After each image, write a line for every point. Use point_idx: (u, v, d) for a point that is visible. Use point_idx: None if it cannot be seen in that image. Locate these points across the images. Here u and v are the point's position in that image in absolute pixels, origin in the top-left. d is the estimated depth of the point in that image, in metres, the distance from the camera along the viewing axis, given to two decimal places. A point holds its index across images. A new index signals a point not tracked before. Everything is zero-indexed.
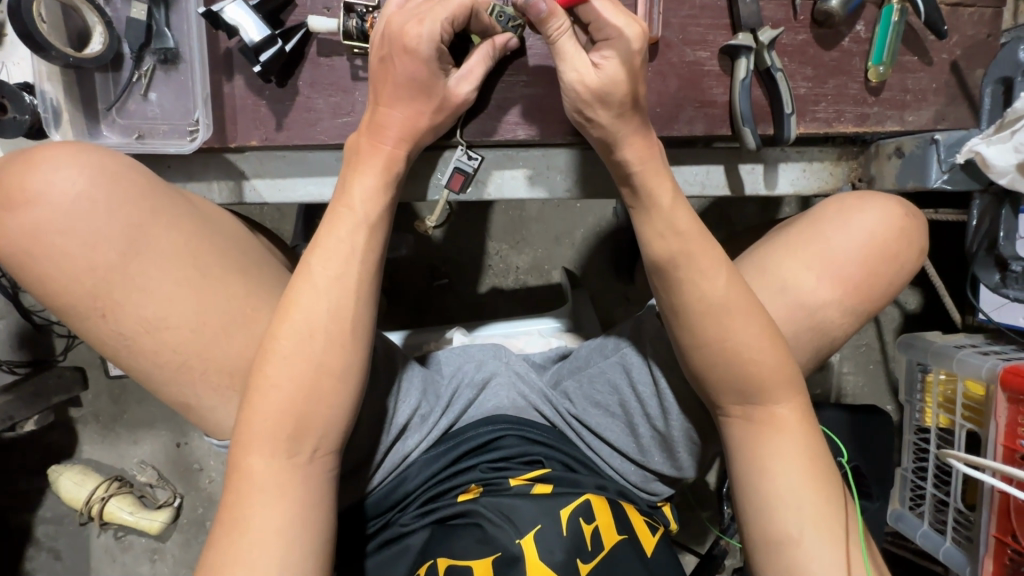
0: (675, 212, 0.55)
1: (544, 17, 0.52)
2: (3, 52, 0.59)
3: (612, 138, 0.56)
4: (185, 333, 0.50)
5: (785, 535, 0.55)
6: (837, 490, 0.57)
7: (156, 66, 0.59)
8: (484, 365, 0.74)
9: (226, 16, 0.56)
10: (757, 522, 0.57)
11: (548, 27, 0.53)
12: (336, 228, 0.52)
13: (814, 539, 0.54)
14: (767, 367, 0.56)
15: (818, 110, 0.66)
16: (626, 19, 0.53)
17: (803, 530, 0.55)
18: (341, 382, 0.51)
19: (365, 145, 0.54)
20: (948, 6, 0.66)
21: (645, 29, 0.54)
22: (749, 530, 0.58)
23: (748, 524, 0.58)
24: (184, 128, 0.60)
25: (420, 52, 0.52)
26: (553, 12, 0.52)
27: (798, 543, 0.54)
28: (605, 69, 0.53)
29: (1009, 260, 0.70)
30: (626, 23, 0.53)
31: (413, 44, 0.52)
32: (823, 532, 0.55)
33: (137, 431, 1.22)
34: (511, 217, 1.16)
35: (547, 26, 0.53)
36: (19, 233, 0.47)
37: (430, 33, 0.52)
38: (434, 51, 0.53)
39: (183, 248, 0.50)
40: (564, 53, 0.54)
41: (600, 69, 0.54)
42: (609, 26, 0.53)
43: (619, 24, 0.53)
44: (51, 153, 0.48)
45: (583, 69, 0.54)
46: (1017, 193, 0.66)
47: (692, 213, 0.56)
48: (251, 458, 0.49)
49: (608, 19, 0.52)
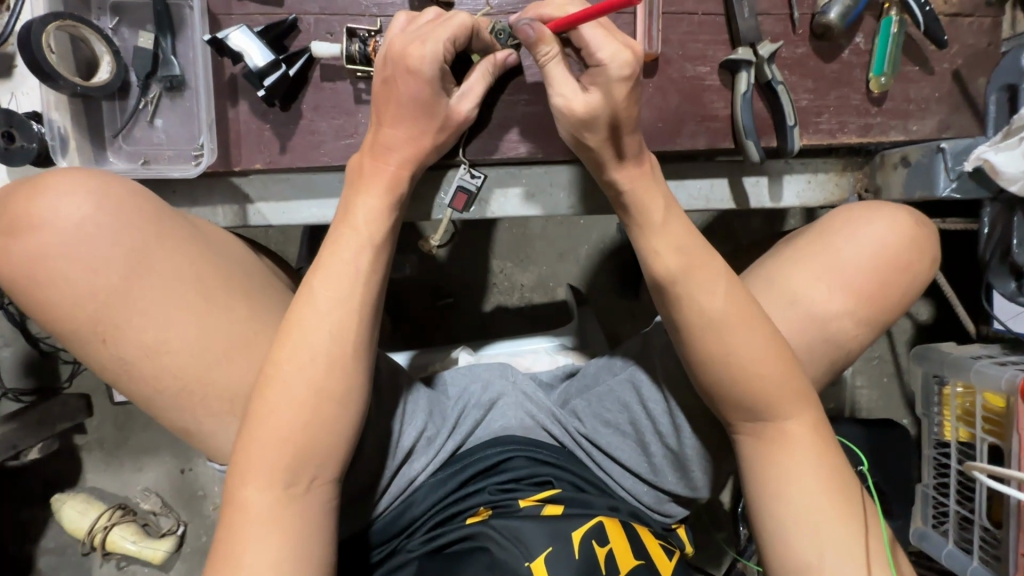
0: (667, 229, 0.55)
1: (534, 42, 0.54)
2: (12, 83, 0.58)
3: (596, 162, 0.56)
4: (184, 357, 0.49)
5: (805, 558, 0.53)
6: (858, 510, 0.55)
7: (162, 93, 0.60)
8: (491, 385, 0.73)
9: (232, 43, 0.56)
10: (774, 545, 0.55)
11: (537, 52, 0.55)
12: (339, 249, 0.51)
13: (835, 560, 0.52)
14: (778, 382, 0.54)
15: (821, 122, 0.66)
16: (618, 45, 0.52)
17: (825, 552, 0.53)
18: (341, 406, 0.50)
19: (367, 166, 0.54)
20: (947, 16, 0.66)
21: (637, 56, 0.53)
22: (767, 553, 0.56)
23: (765, 547, 0.56)
24: (190, 153, 0.61)
25: (424, 72, 0.52)
26: (542, 38, 0.54)
27: (817, 566, 0.53)
28: (591, 94, 0.54)
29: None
30: (616, 51, 0.52)
31: (416, 65, 0.52)
32: (844, 553, 0.53)
33: (140, 458, 1.21)
34: (515, 237, 1.16)
35: (536, 51, 0.55)
36: (22, 258, 0.46)
37: (432, 54, 0.52)
38: (436, 72, 0.53)
39: (184, 271, 0.49)
40: (554, 78, 0.55)
41: (586, 95, 0.54)
42: (598, 54, 0.53)
43: (609, 52, 0.52)
44: (57, 179, 0.48)
45: (570, 94, 0.55)
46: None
47: (690, 229, 0.55)
48: (247, 489, 0.48)
49: (598, 48, 0.53)
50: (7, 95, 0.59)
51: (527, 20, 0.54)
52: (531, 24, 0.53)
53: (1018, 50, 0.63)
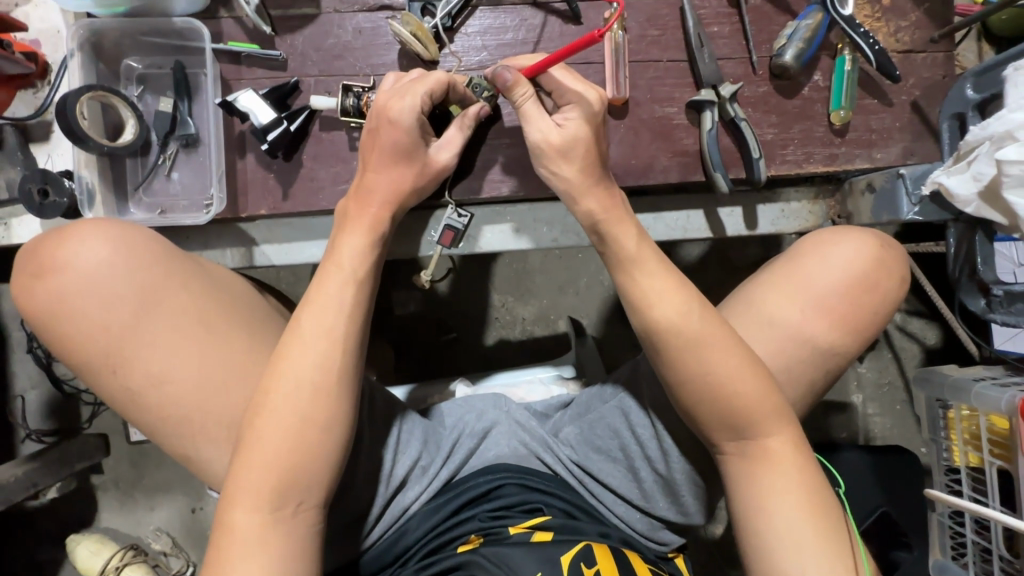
0: (641, 254, 0.58)
1: (510, 85, 0.59)
2: (49, 145, 0.65)
3: (573, 192, 0.60)
4: (186, 386, 0.53)
5: None
6: (841, 529, 0.55)
7: (179, 150, 0.67)
8: (485, 415, 0.74)
9: (240, 105, 0.63)
10: (759, 566, 0.55)
11: (515, 94, 0.59)
12: (326, 285, 0.56)
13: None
14: (752, 402, 0.56)
15: (787, 154, 0.70)
16: (586, 84, 0.60)
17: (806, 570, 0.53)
18: (326, 432, 0.53)
19: (353, 209, 0.59)
20: (900, 53, 0.70)
21: (603, 94, 0.61)
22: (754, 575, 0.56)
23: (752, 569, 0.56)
24: (201, 202, 0.67)
25: (402, 123, 0.58)
26: (518, 81, 0.59)
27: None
28: (568, 127, 0.59)
29: (991, 285, 0.63)
30: (585, 88, 0.60)
31: (396, 117, 0.58)
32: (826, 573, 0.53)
33: (154, 497, 1.24)
34: (514, 271, 1.20)
35: (514, 93, 0.59)
36: (47, 296, 0.52)
37: (411, 106, 0.58)
38: (414, 121, 0.59)
39: (189, 307, 0.54)
40: (530, 115, 0.60)
41: (562, 128, 0.59)
42: (570, 91, 0.60)
43: (579, 89, 0.60)
44: (81, 227, 0.53)
45: (547, 128, 0.60)
46: (988, 220, 0.62)
47: (658, 260, 0.58)
48: (235, 513, 0.51)
49: (569, 86, 0.60)
50: (44, 156, 0.65)
51: (503, 67, 0.59)
52: (506, 70, 0.58)
53: (964, 82, 0.67)
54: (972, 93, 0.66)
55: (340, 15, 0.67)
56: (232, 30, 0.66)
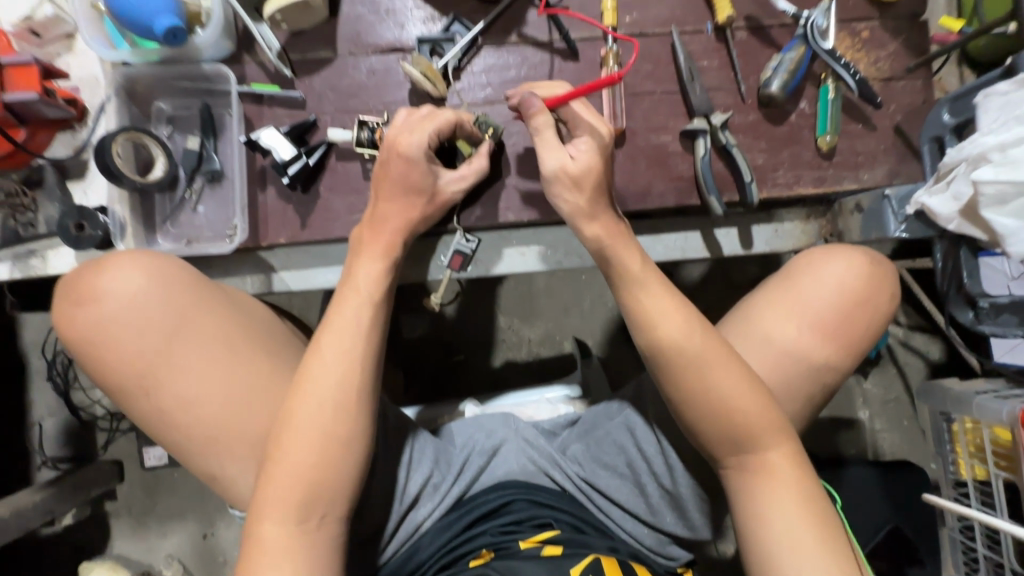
0: (649, 274, 0.61)
1: (535, 111, 0.63)
2: (84, 182, 0.69)
3: (572, 216, 0.63)
4: (214, 407, 0.56)
5: None
6: (842, 536, 0.57)
7: (204, 184, 0.71)
8: (494, 433, 0.76)
9: (263, 142, 0.67)
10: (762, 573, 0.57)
11: (537, 121, 0.63)
12: (343, 309, 0.59)
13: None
14: (752, 414, 0.58)
15: (777, 177, 0.73)
16: (598, 120, 0.64)
17: None
18: (346, 448, 0.56)
19: (367, 237, 0.63)
20: (880, 81, 0.75)
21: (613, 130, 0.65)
22: None
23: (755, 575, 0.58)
24: (224, 233, 0.71)
25: (411, 156, 0.62)
26: (542, 109, 0.63)
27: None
28: (581, 159, 0.62)
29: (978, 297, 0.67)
30: (598, 124, 0.64)
31: (406, 150, 0.62)
32: None
33: (166, 523, 1.25)
34: (519, 293, 1.24)
35: (535, 120, 0.63)
36: (85, 323, 0.55)
37: (419, 142, 0.62)
38: (424, 155, 0.63)
39: (217, 331, 0.57)
40: (546, 143, 0.63)
41: (576, 159, 0.63)
42: (585, 125, 0.64)
43: (593, 124, 0.64)
44: (116, 258, 0.57)
45: (560, 158, 0.63)
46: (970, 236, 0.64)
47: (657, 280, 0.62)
48: (263, 525, 0.54)
49: (584, 120, 0.64)
50: (80, 192, 0.69)
51: (530, 94, 0.63)
52: (534, 97, 0.63)
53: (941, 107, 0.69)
54: (949, 118, 0.69)
55: (354, 57, 0.72)
56: (255, 74, 0.71)
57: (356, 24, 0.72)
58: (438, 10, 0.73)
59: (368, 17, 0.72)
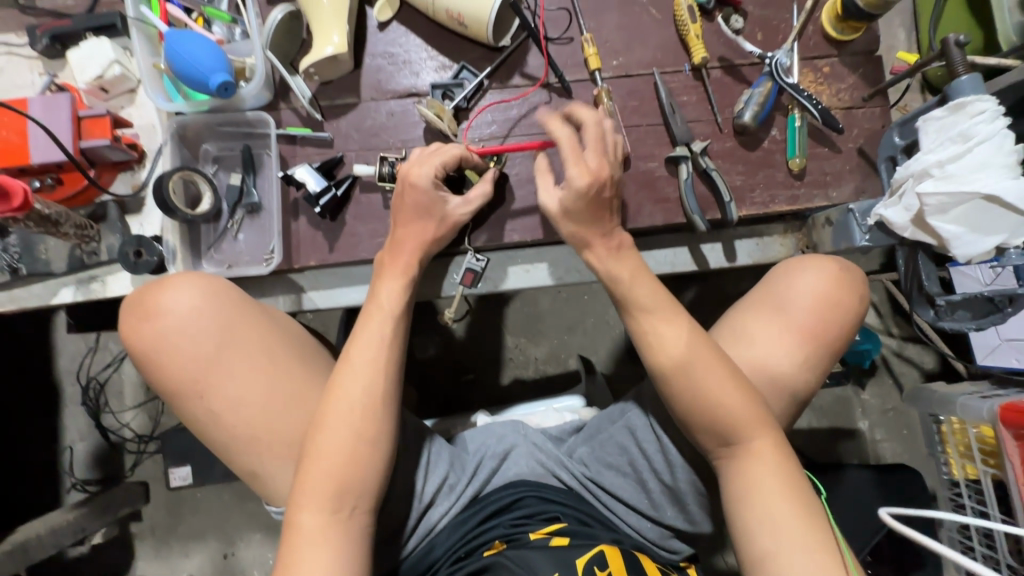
0: (631, 291, 0.69)
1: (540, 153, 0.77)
2: (141, 216, 0.79)
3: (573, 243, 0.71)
4: (258, 409, 0.64)
5: (766, 551, 0.61)
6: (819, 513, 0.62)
7: (245, 215, 0.80)
8: (504, 438, 0.82)
9: (297, 176, 0.77)
10: (745, 548, 0.63)
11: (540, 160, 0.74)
12: (370, 322, 0.67)
13: (795, 561, 0.59)
14: (735, 407, 0.64)
15: (755, 197, 0.82)
16: (576, 170, 0.68)
17: (781, 546, 0.60)
18: (375, 446, 0.63)
19: (388, 259, 0.71)
20: (842, 110, 0.84)
21: (594, 174, 0.68)
22: (742, 557, 0.63)
23: (740, 551, 0.63)
24: (262, 256, 0.79)
25: (421, 185, 0.71)
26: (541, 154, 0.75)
27: (779, 568, 0.59)
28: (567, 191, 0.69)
29: (934, 296, 0.72)
30: (576, 172, 0.68)
31: (416, 181, 0.71)
32: (805, 552, 0.59)
33: (188, 544, 1.30)
34: (526, 314, 1.31)
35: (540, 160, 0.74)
36: (149, 335, 0.64)
37: (427, 173, 0.71)
38: (431, 183, 0.71)
39: (261, 342, 0.65)
40: (544, 181, 0.73)
41: (560, 197, 0.70)
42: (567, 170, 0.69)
43: (572, 171, 0.68)
44: (174, 279, 0.66)
45: (549, 198, 0.72)
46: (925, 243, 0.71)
47: (642, 292, 0.70)
48: (302, 514, 0.60)
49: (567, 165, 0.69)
50: (137, 225, 0.79)
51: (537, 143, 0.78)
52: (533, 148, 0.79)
53: (893, 130, 0.78)
54: (898, 139, 0.77)
55: (376, 102, 0.82)
56: (289, 118, 0.81)
57: (377, 73, 0.82)
58: (449, 59, 0.83)
59: (387, 67, 0.83)
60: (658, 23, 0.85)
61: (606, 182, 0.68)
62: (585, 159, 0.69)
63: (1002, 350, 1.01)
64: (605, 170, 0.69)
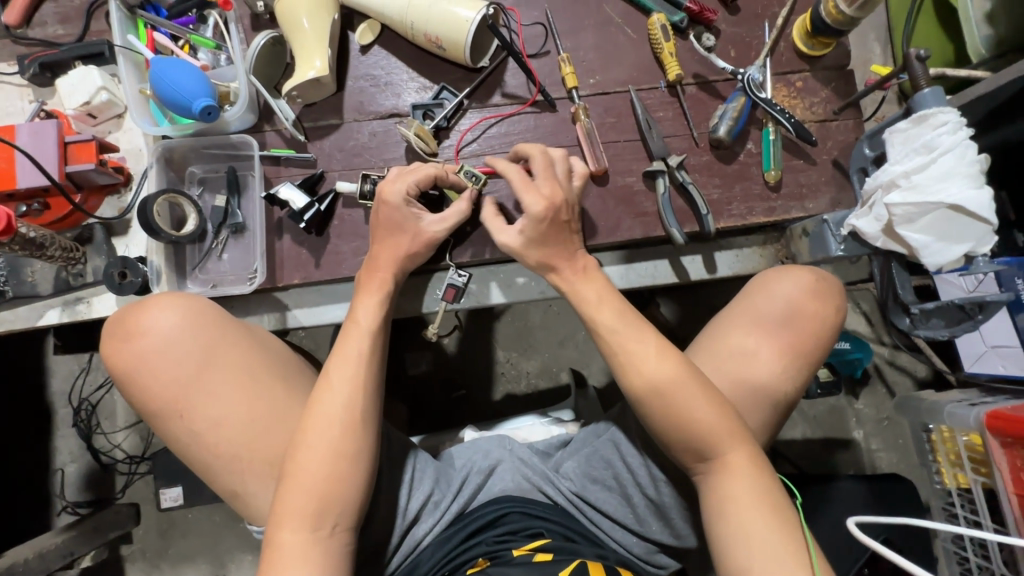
0: (597, 315, 0.70)
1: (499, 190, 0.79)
2: (127, 237, 0.80)
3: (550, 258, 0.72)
4: (239, 427, 0.64)
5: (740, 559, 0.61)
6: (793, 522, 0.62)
7: (229, 236, 0.81)
8: (490, 454, 0.82)
9: (280, 195, 0.78)
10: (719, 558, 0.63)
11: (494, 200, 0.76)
12: (349, 339, 0.68)
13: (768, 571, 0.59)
14: (711, 418, 0.64)
15: (732, 210, 0.83)
16: (532, 198, 0.70)
17: (753, 557, 0.60)
18: (354, 463, 0.63)
19: (366, 277, 0.72)
20: (816, 123, 0.85)
21: (550, 202, 0.70)
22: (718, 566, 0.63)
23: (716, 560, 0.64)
24: (245, 276, 0.81)
25: (393, 201, 0.72)
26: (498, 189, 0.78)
27: None
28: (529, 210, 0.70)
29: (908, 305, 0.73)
30: (531, 201, 0.70)
31: (389, 197, 0.72)
32: (780, 561, 0.59)
33: (178, 566, 1.29)
34: (516, 328, 1.32)
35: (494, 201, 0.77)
36: (131, 355, 0.64)
37: (400, 189, 0.73)
38: (402, 200, 0.73)
39: (241, 360, 0.66)
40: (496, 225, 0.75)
41: (521, 233, 0.72)
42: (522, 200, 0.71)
43: (527, 200, 0.70)
44: (156, 299, 0.67)
45: (509, 236, 0.73)
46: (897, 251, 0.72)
47: (618, 305, 0.70)
48: (283, 533, 0.60)
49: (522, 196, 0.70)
50: (122, 246, 0.80)
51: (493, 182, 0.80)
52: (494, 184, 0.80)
53: (863, 142, 0.79)
54: (868, 151, 0.79)
55: (358, 123, 0.84)
56: (273, 140, 0.83)
57: (359, 95, 0.84)
58: (429, 81, 0.85)
59: (369, 89, 0.85)
60: (634, 42, 0.87)
61: (563, 206, 0.71)
62: (538, 187, 0.71)
63: (988, 358, 1.01)
64: (560, 195, 0.71)
